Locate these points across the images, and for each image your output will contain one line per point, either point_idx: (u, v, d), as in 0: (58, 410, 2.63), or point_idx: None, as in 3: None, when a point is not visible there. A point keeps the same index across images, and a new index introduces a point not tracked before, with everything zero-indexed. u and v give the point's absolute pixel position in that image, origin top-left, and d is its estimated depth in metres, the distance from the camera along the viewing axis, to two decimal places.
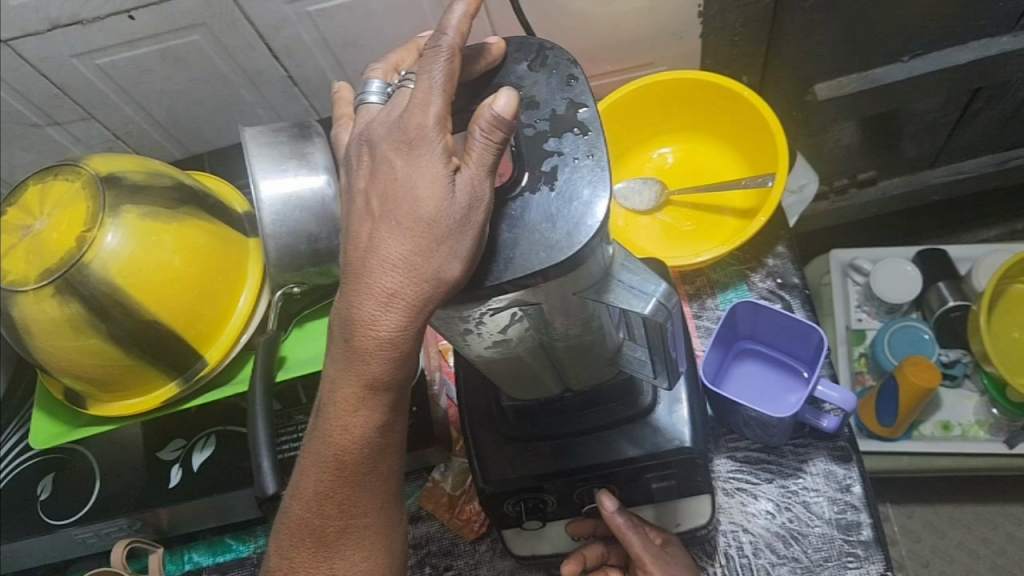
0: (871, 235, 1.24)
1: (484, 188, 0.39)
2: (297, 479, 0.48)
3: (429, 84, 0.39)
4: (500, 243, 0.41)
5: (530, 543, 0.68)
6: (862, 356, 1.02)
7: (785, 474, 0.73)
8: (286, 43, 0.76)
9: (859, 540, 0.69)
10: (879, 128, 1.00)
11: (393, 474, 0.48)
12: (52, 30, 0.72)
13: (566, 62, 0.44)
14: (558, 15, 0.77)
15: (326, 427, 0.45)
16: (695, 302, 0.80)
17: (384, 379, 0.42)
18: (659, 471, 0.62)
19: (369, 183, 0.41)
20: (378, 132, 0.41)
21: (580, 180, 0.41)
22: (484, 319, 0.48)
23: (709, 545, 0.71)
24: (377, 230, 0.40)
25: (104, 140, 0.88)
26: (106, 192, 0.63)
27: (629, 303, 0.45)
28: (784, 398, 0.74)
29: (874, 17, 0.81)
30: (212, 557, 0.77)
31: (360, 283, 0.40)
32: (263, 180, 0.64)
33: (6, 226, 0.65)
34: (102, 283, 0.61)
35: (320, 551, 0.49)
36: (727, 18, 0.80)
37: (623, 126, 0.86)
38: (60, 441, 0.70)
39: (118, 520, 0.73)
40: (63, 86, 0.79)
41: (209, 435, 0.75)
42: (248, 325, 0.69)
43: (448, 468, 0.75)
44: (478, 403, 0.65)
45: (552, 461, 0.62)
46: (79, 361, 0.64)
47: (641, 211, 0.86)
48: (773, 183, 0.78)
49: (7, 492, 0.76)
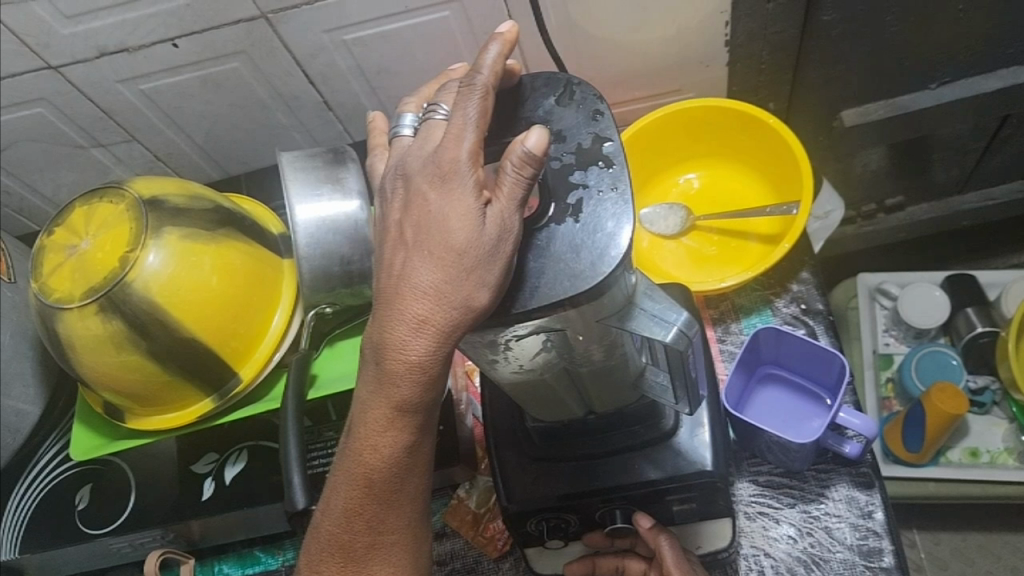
0: (900, 260, 1.24)
1: (513, 220, 0.40)
2: (327, 495, 0.50)
3: (463, 120, 0.41)
4: (527, 272, 0.42)
5: (551, 561, 0.70)
6: (889, 381, 1.03)
7: (807, 498, 0.73)
8: (322, 70, 0.79)
9: (881, 566, 0.69)
10: (907, 154, 1.01)
11: (420, 493, 0.49)
12: (100, 57, 0.75)
13: (592, 97, 0.45)
14: (587, 44, 0.79)
15: (356, 446, 0.47)
16: (719, 326, 0.81)
17: (412, 401, 0.44)
18: (680, 494, 0.63)
19: (403, 214, 0.43)
20: (412, 166, 0.43)
21: (604, 213, 0.42)
22: (510, 345, 0.49)
23: (730, 567, 0.71)
24: (409, 259, 0.41)
25: (146, 161, 0.91)
26: (148, 214, 0.65)
27: (651, 331, 0.46)
28: (807, 424, 0.74)
29: (900, 45, 0.82)
30: (240, 568, 0.80)
31: (391, 310, 0.42)
32: (298, 204, 0.66)
33: (53, 245, 0.68)
34: (143, 301, 0.63)
35: (348, 566, 0.50)
36: (754, 46, 0.81)
37: (650, 151, 0.87)
38: (100, 452, 0.73)
39: (151, 531, 0.76)
40: (108, 110, 0.82)
41: (242, 449, 0.77)
42: (281, 344, 0.71)
43: (473, 486, 0.77)
44: (504, 424, 0.67)
45: (576, 482, 0.63)
46: (119, 376, 0.67)
47: (667, 235, 0.87)
48: (797, 211, 0.79)
49: (45, 502, 0.79)
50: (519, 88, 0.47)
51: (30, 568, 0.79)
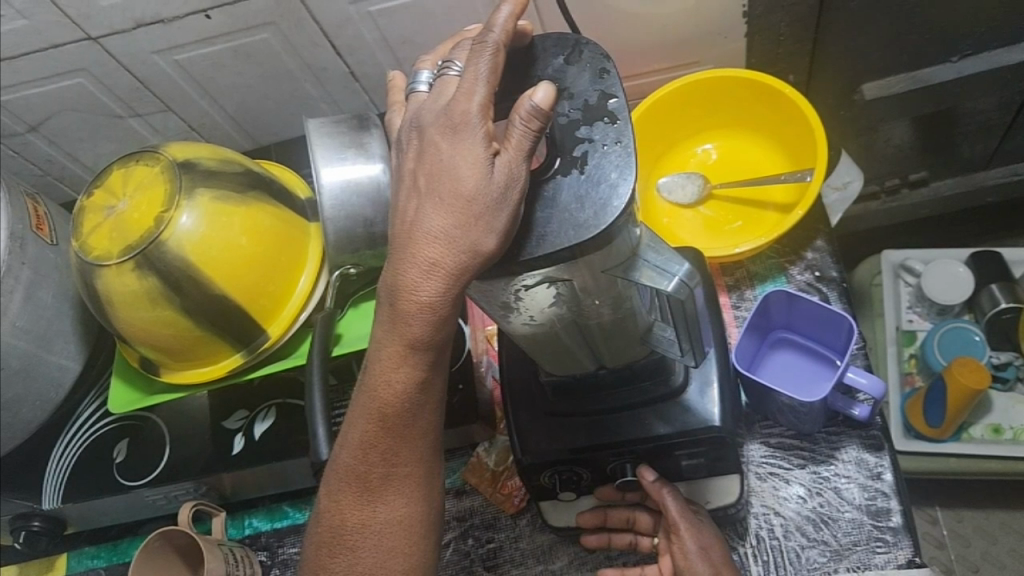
0: (924, 235, 1.24)
1: (520, 170, 0.42)
2: (345, 430, 0.54)
3: (475, 75, 0.43)
4: (534, 222, 0.44)
5: (565, 514, 0.72)
6: (912, 357, 1.04)
7: (817, 460, 0.75)
8: (349, 41, 0.81)
9: (889, 526, 0.71)
10: (930, 129, 1.01)
11: (432, 428, 0.53)
12: (136, 28, 0.78)
13: (600, 56, 0.47)
14: (606, 15, 0.81)
15: (372, 382, 0.50)
16: (734, 293, 0.83)
17: (423, 340, 0.47)
18: (689, 449, 0.65)
19: (416, 163, 0.45)
20: (426, 118, 0.45)
21: (608, 165, 0.44)
22: (521, 295, 0.52)
23: (741, 526, 0.73)
24: (421, 205, 0.44)
25: (181, 131, 0.95)
26: (182, 176, 0.69)
27: (654, 280, 0.49)
28: (818, 386, 0.76)
29: (921, 16, 0.82)
30: (270, 523, 0.83)
31: (404, 253, 0.44)
32: (324, 168, 0.69)
33: (93, 206, 0.71)
34: (177, 259, 0.67)
35: (364, 495, 0.54)
36: (773, 17, 0.82)
37: (668, 121, 0.89)
38: (137, 406, 0.76)
39: (185, 484, 0.80)
40: (145, 80, 0.85)
41: (270, 406, 0.81)
42: (307, 304, 0.74)
43: (492, 445, 0.79)
44: (521, 382, 0.69)
45: (588, 436, 0.65)
46: (154, 330, 0.70)
47: (684, 204, 0.89)
48: (812, 178, 0.80)
49: (84, 455, 0.83)
50: (531, 48, 0.49)
51: (72, 517, 0.84)
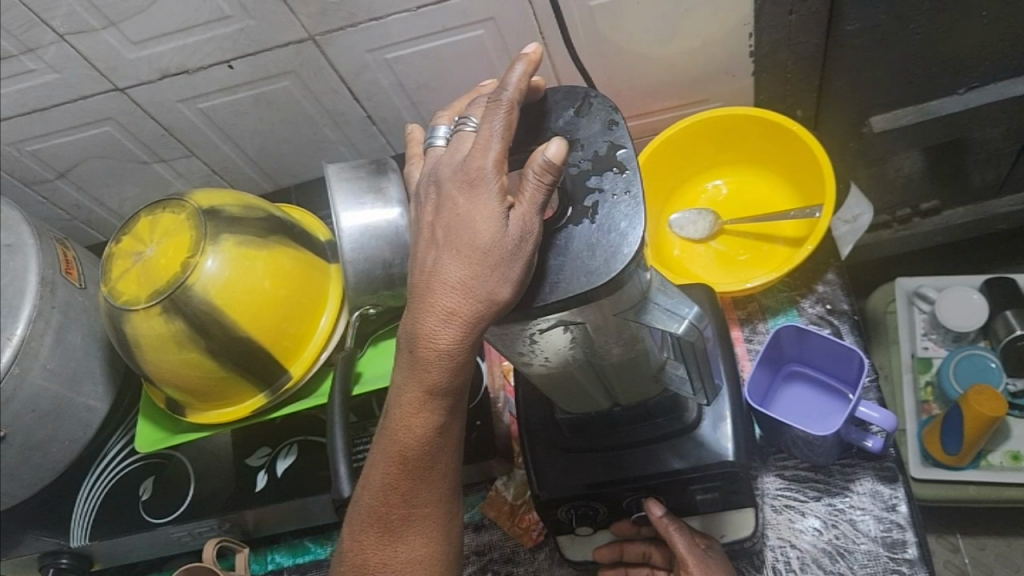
0: (937, 264, 1.24)
1: (534, 223, 0.44)
2: (367, 471, 0.55)
3: (489, 132, 0.46)
4: (548, 269, 0.46)
5: (582, 548, 0.74)
6: (928, 384, 1.03)
7: (832, 492, 0.75)
8: (366, 86, 0.84)
9: (905, 558, 0.71)
10: (941, 161, 1.02)
11: (450, 470, 0.54)
12: (162, 79, 0.81)
13: (608, 109, 0.49)
14: (616, 59, 0.83)
15: (392, 426, 0.52)
16: (746, 327, 0.84)
17: (442, 386, 0.48)
18: (703, 484, 0.66)
19: (434, 216, 0.47)
20: (444, 173, 0.47)
21: (618, 215, 0.46)
22: (536, 338, 0.53)
23: (757, 558, 0.74)
24: (439, 256, 0.46)
25: (204, 175, 0.98)
26: (207, 223, 0.71)
27: (664, 323, 0.51)
28: (829, 419, 0.77)
29: (924, 52, 0.84)
30: (292, 558, 0.85)
31: (423, 302, 0.46)
32: (344, 212, 0.70)
33: (121, 253, 0.74)
34: (202, 303, 0.69)
35: (386, 536, 0.56)
36: (780, 56, 0.84)
37: (678, 159, 0.91)
38: (162, 445, 0.78)
39: (208, 521, 0.81)
40: (169, 127, 0.88)
41: (292, 443, 0.83)
42: (327, 343, 0.76)
43: (510, 479, 0.81)
44: (538, 418, 0.71)
45: (604, 472, 0.66)
46: (180, 372, 0.72)
47: (696, 239, 0.91)
48: (820, 214, 0.82)
49: (111, 493, 0.85)
50: (542, 102, 0.51)
51: (99, 554, 0.85)
